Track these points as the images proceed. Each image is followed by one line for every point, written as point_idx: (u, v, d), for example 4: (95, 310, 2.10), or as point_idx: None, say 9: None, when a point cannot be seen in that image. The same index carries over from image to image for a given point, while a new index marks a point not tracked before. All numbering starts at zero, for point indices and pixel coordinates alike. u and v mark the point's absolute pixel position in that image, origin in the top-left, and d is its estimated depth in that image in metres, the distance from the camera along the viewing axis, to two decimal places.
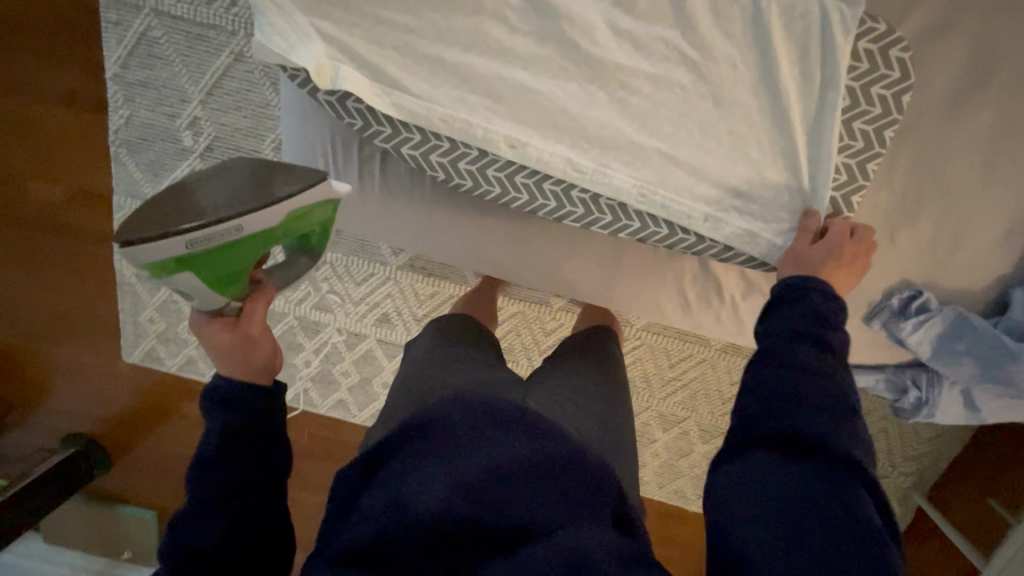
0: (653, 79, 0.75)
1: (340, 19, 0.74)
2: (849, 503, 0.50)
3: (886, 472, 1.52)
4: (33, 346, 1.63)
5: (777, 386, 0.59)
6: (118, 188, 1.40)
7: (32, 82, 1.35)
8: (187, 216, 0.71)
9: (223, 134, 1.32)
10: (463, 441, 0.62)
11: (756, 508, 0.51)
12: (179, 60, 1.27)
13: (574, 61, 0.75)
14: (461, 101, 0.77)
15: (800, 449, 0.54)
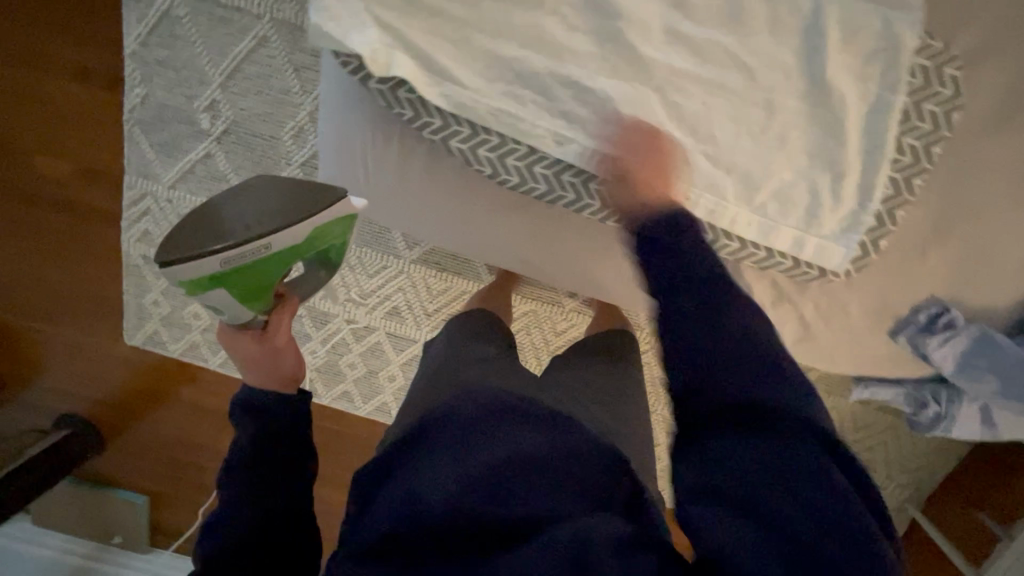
0: (706, 84, 0.77)
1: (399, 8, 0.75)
2: (794, 479, 0.55)
3: (883, 483, 1.54)
4: (28, 323, 1.59)
5: (700, 368, 0.61)
6: (129, 168, 1.38)
7: (47, 53, 1.32)
8: (223, 236, 0.78)
9: (241, 119, 1.31)
10: (474, 436, 0.64)
11: (713, 504, 0.57)
12: (201, 41, 1.25)
13: (631, 63, 0.76)
14: (511, 95, 0.78)
15: (739, 436, 0.58)
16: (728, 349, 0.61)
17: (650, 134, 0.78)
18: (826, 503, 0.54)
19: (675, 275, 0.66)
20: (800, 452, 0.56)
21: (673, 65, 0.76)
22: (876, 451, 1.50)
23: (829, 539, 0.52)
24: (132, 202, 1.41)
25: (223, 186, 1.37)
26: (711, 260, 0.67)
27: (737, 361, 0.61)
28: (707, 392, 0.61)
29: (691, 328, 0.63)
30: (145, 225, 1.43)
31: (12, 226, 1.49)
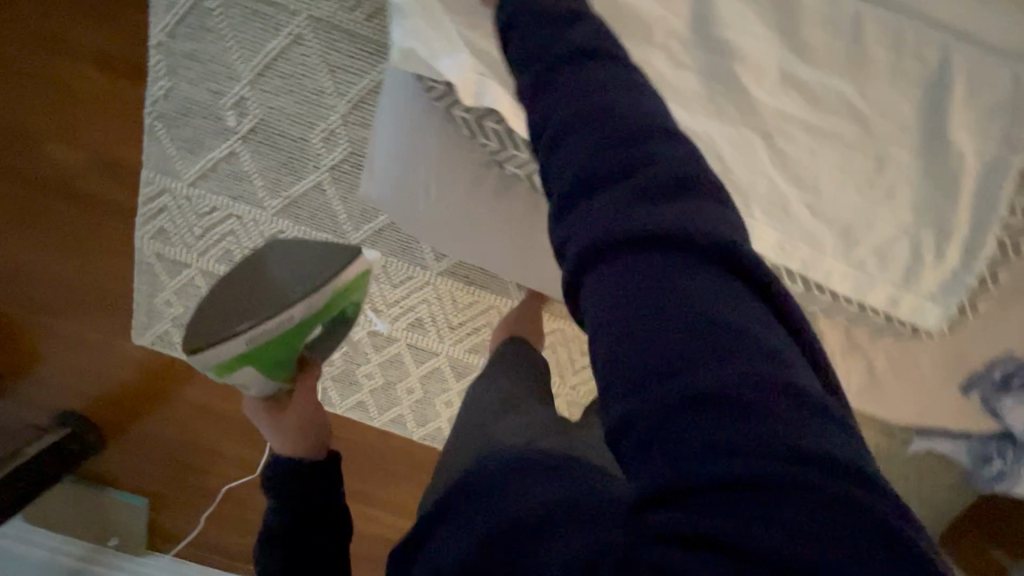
0: (814, 129, 0.76)
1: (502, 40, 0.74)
2: (737, 386, 0.44)
3: None
4: (32, 315, 1.52)
5: (609, 274, 0.50)
6: (147, 162, 1.31)
7: (76, 38, 1.25)
8: (240, 319, 0.79)
9: (271, 118, 1.25)
10: (500, 492, 0.60)
11: (645, 441, 0.45)
12: (233, 35, 1.19)
13: (740, 107, 0.75)
14: None
15: (655, 343, 0.46)
16: (634, 241, 0.49)
17: (755, 181, 0.76)
18: (786, 415, 0.43)
19: (574, 168, 0.54)
20: (738, 351, 0.45)
21: (784, 110, 0.76)
22: None
23: (802, 462, 0.41)
24: (149, 199, 1.35)
25: (246, 187, 1.31)
26: (622, 136, 0.53)
27: (646, 252, 0.49)
28: (615, 297, 0.49)
29: (588, 225, 0.51)
30: (162, 222, 1.37)
31: (21, 215, 1.41)
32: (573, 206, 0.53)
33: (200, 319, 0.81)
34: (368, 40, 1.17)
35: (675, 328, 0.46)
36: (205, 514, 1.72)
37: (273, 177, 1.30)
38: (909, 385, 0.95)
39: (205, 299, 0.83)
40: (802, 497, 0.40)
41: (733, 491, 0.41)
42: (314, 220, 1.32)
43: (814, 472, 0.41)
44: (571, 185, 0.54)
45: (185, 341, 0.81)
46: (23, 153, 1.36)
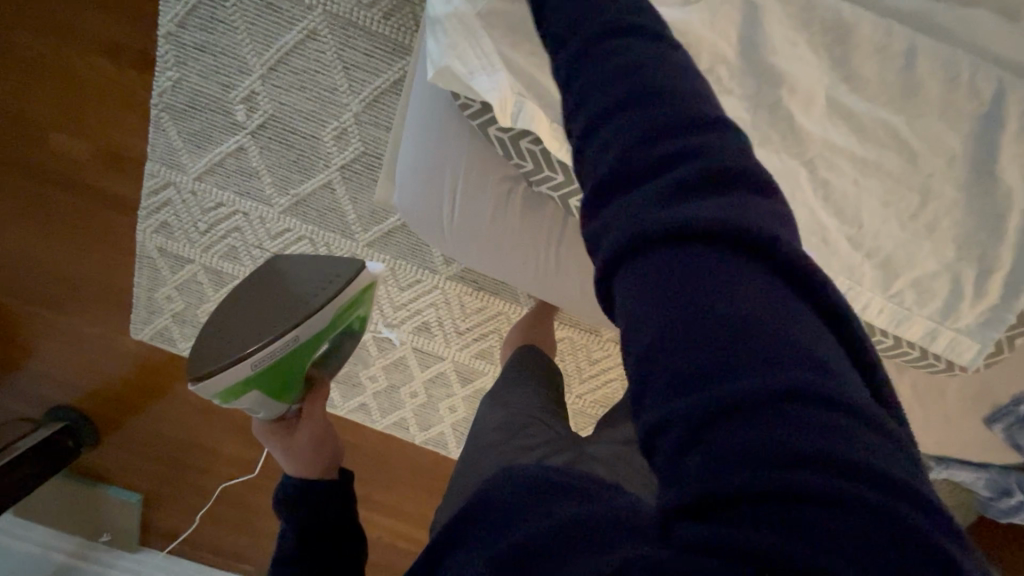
0: (856, 158, 0.74)
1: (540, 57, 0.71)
2: (789, 401, 0.36)
3: None
4: (27, 306, 1.48)
5: (643, 270, 0.41)
6: (153, 154, 1.28)
7: (82, 24, 1.21)
8: (249, 341, 0.78)
9: (282, 114, 1.22)
10: (513, 517, 0.58)
11: (681, 448, 0.38)
12: (246, 29, 1.16)
13: (784, 133, 0.73)
14: None
15: (694, 350, 0.38)
16: (674, 232, 0.41)
17: (794, 208, 0.74)
18: (841, 436, 0.36)
19: (605, 150, 0.47)
20: (790, 361, 0.37)
21: (828, 137, 0.74)
22: None
23: (854, 488, 0.34)
24: (153, 192, 1.31)
25: (254, 183, 1.28)
26: (662, 119, 0.45)
27: (689, 246, 0.41)
28: (651, 298, 0.41)
29: (618, 215, 0.44)
30: (165, 216, 1.34)
31: (21, 203, 1.38)
32: (602, 191, 0.46)
33: (203, 348, 0.79)
34: (386, 38, 1.14)
35: (717, 334, 0.38)
36: (200, 511, 1.69)
37: (281, 175, 1.27)
38: (928, 413, 0.94)
39: (205, 327, 0.80)
40: (852, 527, 0.34)
41: (776, 521, 0.35)
42: (322, 219, 1.30)
43: (869, 504, 0.34)
44: (603, 168, 0.46)
45: (189, 370, 0.77)
46: (26, 141, 1.32)
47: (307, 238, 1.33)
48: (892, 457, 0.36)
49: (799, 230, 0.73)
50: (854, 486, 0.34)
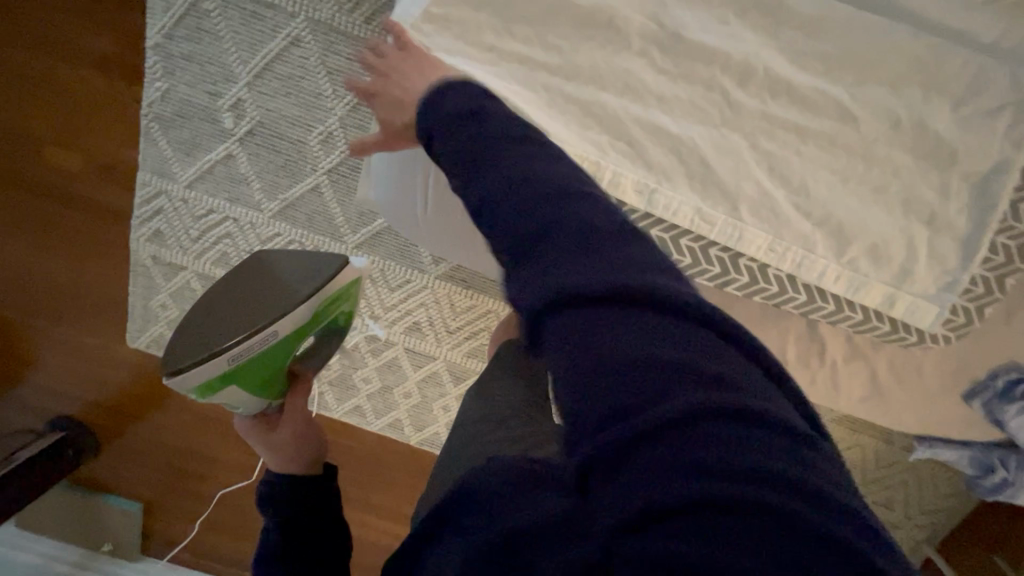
0: (801, 131, 0.75)
1: (488, 45, 0.75)
2: (716, 420, 0.39)
3: (898, 521, 1.52)
4: (26, 320, 1.51)
5: (569, 313, 0.44)
6: (144, 164, 1.30)
7: (64, 36, 1.24)
8: (224, 336, 0.79)
9: (268, 120, 1.24)
10: (473, 523, 0.49)
11: (611, 470, 0.40)
12: (230, 37, 1.18)
13: (726, 111, 0.75)
14: (594, 142, 0.76)
15: (627, 381, 0.41)
16: (600, 284, 0.44)
17: (740, 183, 0.76)
18: (767, 448, 0.38)
19: (521, 210, 0.50)
20: (716, 388, 0.40)
21: (769, 113, 0.75)
22: (895, 490, 1.48)
23: (780, 492, 0.37)
24: (144, 201, 1.34)
25: (244, 189, 1.30)
26: (536, 180, 0.51)
27: (613, 293, 0.44)
28: (582, 338, 0.43)
29: (543, 267, 0.47)
30: (157, 225, 1.36)
31: (17, 218, 1.40)
32: (522, 245, 0.49)
33: (179, 342, 0.79)
34: (366, 42, 1.16)
35: (645, 367, 0.41)
36: (200, 518, 1.70)
37: (270, 180, 1.29)
38: (911, 392, 0.92)
39: (183, 323, 0.81)
40: (771, 526, 0.36)
41: (709, 529, 0.36)
42: (312, 223, 1.32)
43: (796, 507, 0.36)
44: (517, 230, 0.49)
45: (165, 364, 0.79)
46: (16, 157, 1.35)
47: (297, 243, 1.34)
48: (815, 467, 0.39)
49: (748, 205, 0.76)
50: (778, 490, 0.37)
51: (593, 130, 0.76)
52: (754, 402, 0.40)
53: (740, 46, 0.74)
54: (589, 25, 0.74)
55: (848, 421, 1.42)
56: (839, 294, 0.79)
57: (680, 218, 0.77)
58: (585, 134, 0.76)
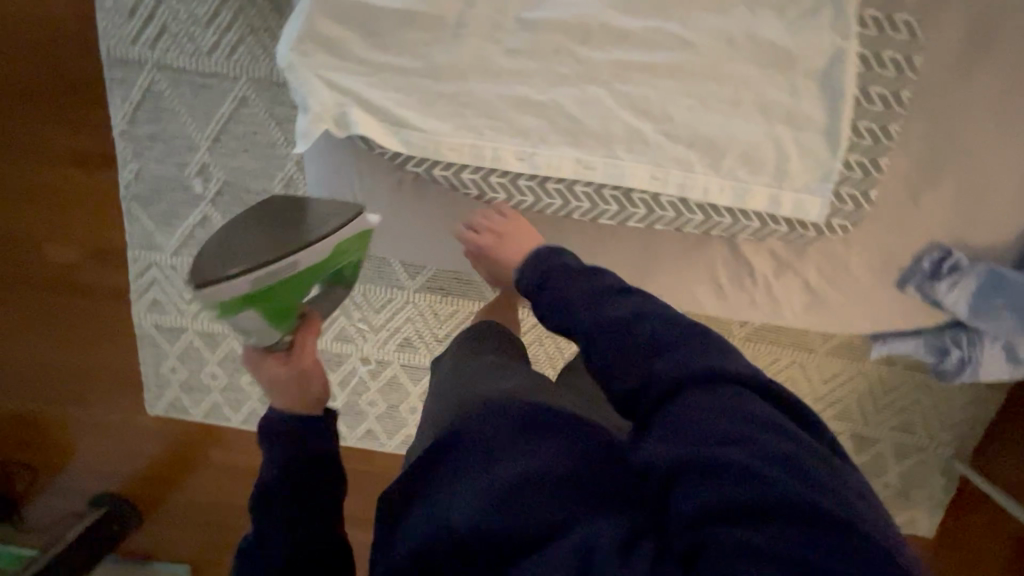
0: (656, 66, 0.73)
1: (347, 53, 0.72)
2: (796, 462, 0.48)
3: (925, 443, 1.49)
4: (57, 409, 1.61)
5: (659, 374, 0.56)
6: (132, 241, 1.41)
7: (41, 142, 1.36)
8: (240, 258, 0.71)
9: (233, 177, 1.34)
10: (496, 453, 0.60)
11: (692, 479, 0.49)
12: (185, 111, 1.29)
13: (576, 67, 0.73)
14: (467, 129, 0.73)
15: (713, 419, 0.52)
16: (699, 356, 0.56)
17: (608, 125, 0.73)
18: (840, 493, 0.47)
19: (618, 318, 0.61)
20: (797, 443, 0.50)
21: (620, 57, 0.72)
22: (912, 411, 1.47)
23: (844, 517, 0.45)
24: (138, 275, 1.44)
25: None
26: (608, 288, 0.64)
27: (708, 367, 0.55)
28: (680, 397, 0.54)
29: (644, 354, 0.58)
30: (154, 295, 1.46)
31: (33, 315, 1.52)
32: (616, 338, 0.60)
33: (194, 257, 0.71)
34: None
35: (736, 412, 0.51)
36: None
37: None
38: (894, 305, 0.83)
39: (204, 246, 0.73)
40: (832, 540, 0.44)
41: (784, 539, 0.44)
42: None
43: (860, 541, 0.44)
44: (608, 330, 0.60)
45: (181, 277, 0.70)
46: (20, 259, 1.47)
47: None
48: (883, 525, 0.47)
49: (619, 146, 0.73)
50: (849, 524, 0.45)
51: (432, 103, 0.73)
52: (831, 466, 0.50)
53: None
54: (404, 6, 0.71)
55: (845, 350, 1.42)
56: (729, 205, 0.75)
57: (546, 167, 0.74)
58: (425, 112, 0.73)
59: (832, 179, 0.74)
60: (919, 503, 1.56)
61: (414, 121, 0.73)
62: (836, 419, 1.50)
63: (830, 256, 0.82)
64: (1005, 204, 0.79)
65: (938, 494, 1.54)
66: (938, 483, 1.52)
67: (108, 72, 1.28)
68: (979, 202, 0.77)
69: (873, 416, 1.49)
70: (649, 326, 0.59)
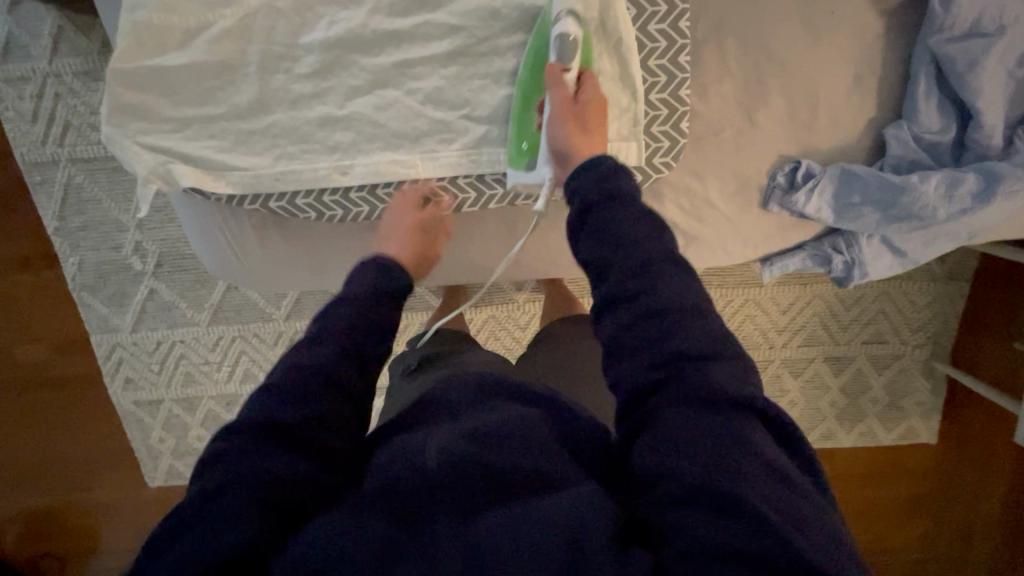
0: (422, 57, 0.64)
1: (128, 102, 0.62)
2: (798, 508, 0.38)
3: (900, 350, 1.47)
4: (72, 497, 1.50)
5: (694, 340, 0.43)
6: (91, 327, 1.41)
7: None
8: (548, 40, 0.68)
9: (168, 248, 1.38)
10: (477, 409, 0.51)
11: (720, 458, 0.39)
12: (106, 195, 1.33)
13: (360, 72, 0.64)
14: (280, 153, 0.65)
15: (723, 416, 0.40)
16: (729, 348, 0.43)
17: (410, 123, 0.65)
18: (831, 542, 0.38)
19: (644, 279, 0.45)
20: (802, 481, 0.40)
21: (390, 51, 0.64)
22: (878, 321, 1.44)
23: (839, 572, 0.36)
24: (104, 359, 1.43)
25: (177, 313, 1.41)
26: (639, 232, 0.47)
27: (739, 359, 0.43)
28: (707, 373, 0.42)
29: (679, 325, 0.43)
30: (125, 373, 1.44)
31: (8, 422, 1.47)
32: (652, 299, 0.44)
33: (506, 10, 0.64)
34: None
35: (738, 420, 0.40)
36: None
37: (193, 296, 1.40)
38: (796, 228, 0.78)
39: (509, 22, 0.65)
40: None
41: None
42: (242, 315, 1.41)
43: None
44: (644, 288, 0.45)
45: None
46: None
47: (239, 338, 1.42)
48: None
49: (428, 138, 0.66)
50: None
51: (193, 129, 0.64)
52: (826, 511, 0.40)
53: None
54: (130, 39, 0.61)
55: (796, 277, 1.40)
56: None
57: (350, 174, 0.66)
58: (186, 139, 0.64)
59: (649, 127, 0.67)
60: (911, 412, 1.50)
61: (172, 147, 0.63)
62: (806, 347, 1.45)
63: (709, 198, 0.75)
64: (847, 104, 0.72)
65: (927, 399, 1.50)
66: (922, 387, 1.49)
67: (27, 176, 1.31)
68: (816, 110, 0.72)
69: (841, 335, 1.44)
70: (671, 288, 0.44)
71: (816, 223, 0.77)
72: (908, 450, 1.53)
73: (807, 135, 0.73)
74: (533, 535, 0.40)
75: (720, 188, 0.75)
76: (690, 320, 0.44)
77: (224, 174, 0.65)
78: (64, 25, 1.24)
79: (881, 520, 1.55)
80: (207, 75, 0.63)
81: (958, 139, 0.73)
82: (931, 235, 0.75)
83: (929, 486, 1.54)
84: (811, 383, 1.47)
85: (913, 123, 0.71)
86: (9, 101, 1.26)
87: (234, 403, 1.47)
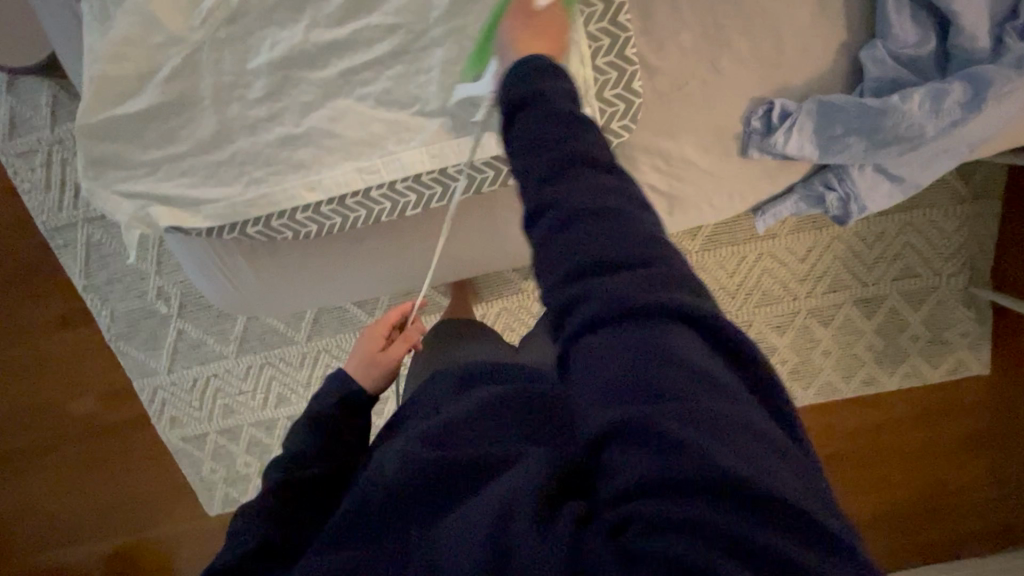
0: (368, 65, 0.65)
1: (102, 153, 0.65)
2: (732, 419, 0.34)
3: (935, 281, 1.38)
4: (143, 535, 1.58)
5: (609, 242, 0.39)
6: (133, 375, 1.48)
7: (12, 323, 1.45)
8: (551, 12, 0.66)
9: (188, 287, 1.43)
10: (446, 401, 0.54)
11: (629, 385, 0.36)
12: (123, 247, 1.39)
13: (310, 89, 0.66)
14: (249, 179, 0.67)
15: (642, 335, 0.36)
16: (645, 251, 0.39)
17: (369, 129, 0.66)
18: (765, 447, 0.34)
19: (571, 200, 0.41)
20: (735, 385, 0.36)
21: (336, 64, 0.65)
22: (907, 255, 1.37)
23: (780, 487, 0.32)
24: (149, 403, 1.50)
25: (206, 348, 1.46)
26: (555, 135, 0.44)
27: (657, 260, 0.39)
28: (613, 283, 0.38)
29: (594, 231, 0.40)
30: (170, 412, 1.50)
31: (73, 475, 1.54)
32: (565, 205, 0.41)
33: None
34: None
35: (659, 335, 0.36)
36: None
37: (218, 330, 1.45)
38: (782, 169, 0.75)
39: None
40: (762, 514, 0.32)
41: (699, 509, 0.32)
42: (266, 342, 1.46)
43: (785, 518, 0.32)
44: (559, 194, 0.41)
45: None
46: (43, 431, 1.51)
47: (267, 364, 1.47)
48: (827, 510, 0.34)
49: (388, 141, 0.66)
50: (778, 496, 0.32)
51: (162, 170, 0.67)
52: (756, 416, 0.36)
53: (228, 26, 0.65)
54: (94, 95, 0.64)
55: (809, 223, 1.34)
56: None
57: (318, 189, 0.67)
58: (160, 181, 0.67)
59: (605, 93, 0.66)
60: (958, 344, 1.42)
61: (147, 190, 0.66)
62: (833, 293, 1.38)
63: (686, 153, 0.72)
64: (813, 31, 0.68)
65: (973, 328, 1.41)
66: (965, 317, 1.40)
67: (50, 241, 1.38)
68: (781, 43, 0.69)
69: (868, 275, 1.37)
70: (583, 191, 0.41)
71: (802, 162, 0.74)
72: (960, 385, 1.45)
73: (775, 71, 0.70)
74: (474, 528, 0.41)
75: (695, 142, 0.72)
76: (604, 217, 0.40)
77: (200, 208, 0.67)
78: (59, 94, 1.32)
79: (943, 462, 1.47)
80: (170, 117, 0.66)
81: (939, 49, 0.69)
82: (923, 155, 0.72)
83: (990, 419, 1.46)
84: (844, 329, 1.40)
85: (886, 39, 0.67)
86: (22, 174, 1.34)
87: (273, 426, 1.51)
